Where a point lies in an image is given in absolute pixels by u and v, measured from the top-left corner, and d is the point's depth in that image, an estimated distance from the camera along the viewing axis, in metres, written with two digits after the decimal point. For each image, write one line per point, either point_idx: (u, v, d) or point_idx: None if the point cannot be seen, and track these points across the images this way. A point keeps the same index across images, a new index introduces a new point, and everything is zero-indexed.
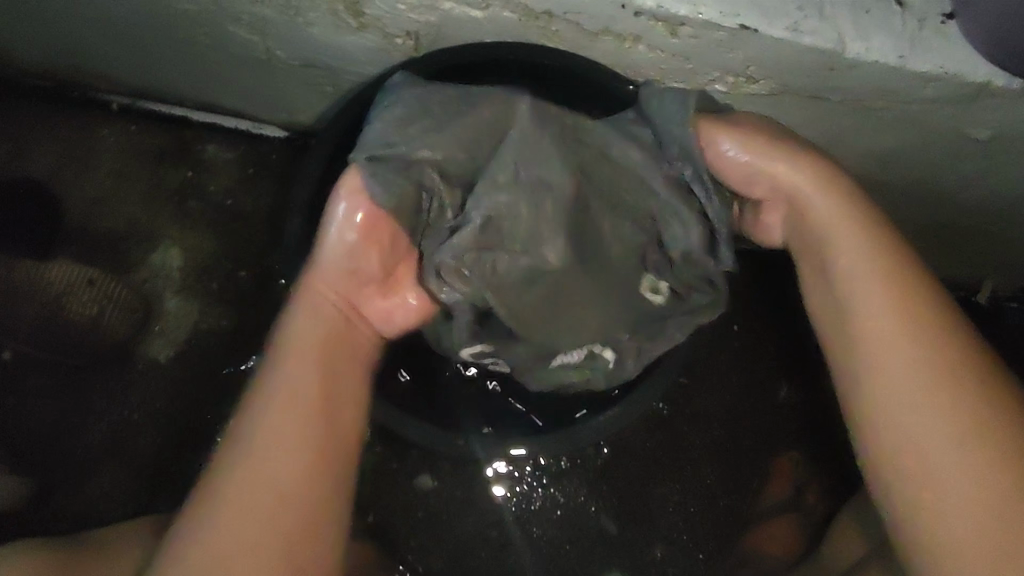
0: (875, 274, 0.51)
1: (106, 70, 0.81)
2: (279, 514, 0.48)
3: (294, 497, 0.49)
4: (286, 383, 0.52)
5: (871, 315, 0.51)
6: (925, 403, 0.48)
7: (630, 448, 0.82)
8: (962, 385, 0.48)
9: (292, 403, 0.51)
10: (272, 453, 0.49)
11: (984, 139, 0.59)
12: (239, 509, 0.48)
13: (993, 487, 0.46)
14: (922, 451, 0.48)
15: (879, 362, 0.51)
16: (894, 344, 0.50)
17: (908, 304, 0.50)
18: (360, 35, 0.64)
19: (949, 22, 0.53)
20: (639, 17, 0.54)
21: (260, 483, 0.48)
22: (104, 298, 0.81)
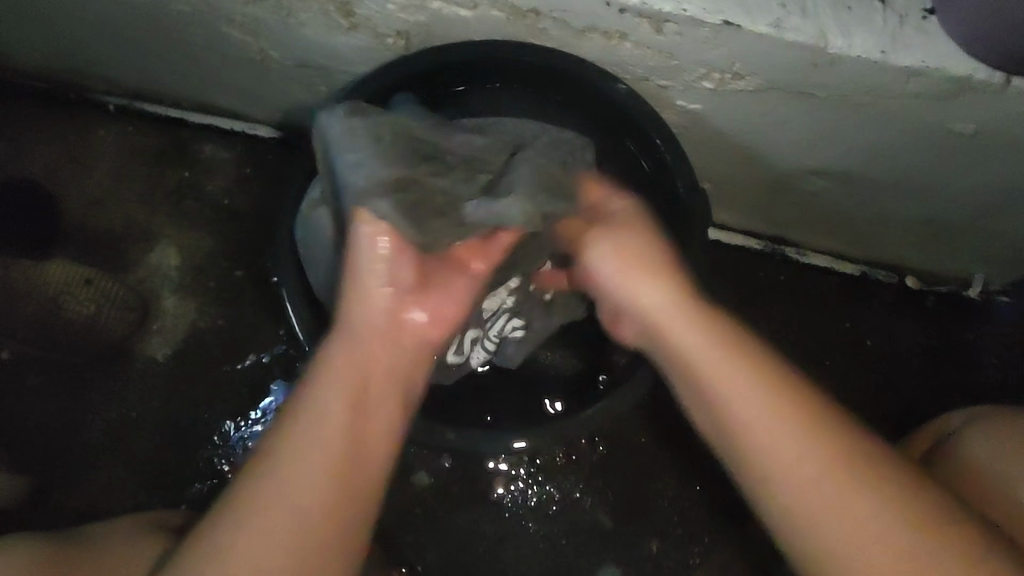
0: (692, 322, 0.53)
1: (103, 71, 0.82)
2: (307, 534, 0.44)
3: (321, 501, 0.45)
4: (334, 402, 0.48)
5: (760, 402, 0.49)
6: (828, 478, 0.45)
7: (623, 442, 0.83)
8: (814, 409, 0.48)
9: (323, 406, 0.48)
10: (314, 462, 0.45)
11: (968, 133, 0.60)
12: (269, 508, 0.44)
13: (886, 506, 0.44)
14: (809, 487, 0.46)
15: (776, 437, 0.47)
16: (784, 416, 0.48)
17: (799, 406, 0.48)
18: (351, 35, 0.65)
19: (930, 18, 0.54)
20: (624, 15, 0.55)
21: (292, 479, 0.45)
22: (103, 298, 0.82)
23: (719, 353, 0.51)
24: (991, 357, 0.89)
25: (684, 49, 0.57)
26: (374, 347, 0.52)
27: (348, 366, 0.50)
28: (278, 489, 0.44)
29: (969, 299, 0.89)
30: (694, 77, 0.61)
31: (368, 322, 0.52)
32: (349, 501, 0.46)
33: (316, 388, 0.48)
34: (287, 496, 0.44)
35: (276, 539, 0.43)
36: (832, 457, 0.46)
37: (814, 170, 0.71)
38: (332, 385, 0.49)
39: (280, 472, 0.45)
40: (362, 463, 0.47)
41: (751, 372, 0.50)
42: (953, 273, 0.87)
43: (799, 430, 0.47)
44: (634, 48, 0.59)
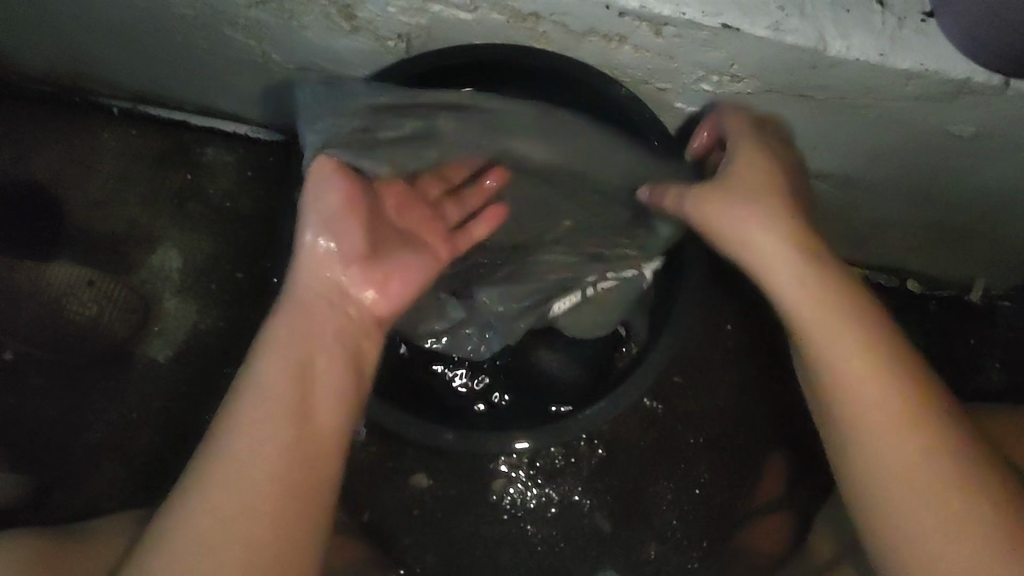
0: (807, 280, 0.53)
1: (107, 74, 0.83)
2: (247, 506, 0.43)
3: (279, 491, 0.44)
4: (271, 385, 0.47)
5: (862, 381, 0.50)
6: (910, 450, 0.48)
7: (624, 445, 0.82)
8: (896, 376, 0.49)
9: (270, 397, 0.47)
10: (246, 444, 0.45)
11: (967, 136, 0.60)
12: (220, 511, 0.43)
13: (952, 481, 0.47)
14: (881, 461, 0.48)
15: (880, 424, 0.49)
16: (869, 374, 0.50)
17: (888, 372, 0.49)
18: (352, 38, 0.65)
19: (929, 20, 0.54)
20: (623, 17, 0.55)
21: (242, 477, 0.44)
22: (104, 298, 0.83)
23: (829, 316, 0.52)
24: (990, 361, 0.88)
25: (683, 51, 0.57)
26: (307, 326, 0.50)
27: (283, 351, 0.49)
28: (215, 471, 0.44)
29: (971, 303, 0.89)
30: (693, 80, 0.61)
31: (307, 313, 0.51)
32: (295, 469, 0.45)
33: (250, 378, 0.48)
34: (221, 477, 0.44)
35: (232, 511, 0.43)
36: (929, 454, 0.47)
37: (814, 173, 0.71)
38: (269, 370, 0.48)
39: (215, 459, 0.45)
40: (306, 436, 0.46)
41: (862, 352, 0.50)
42: (954, 277, 0.86)
43: (903, 432, 0.48)
44: (633, 51, 0.59)
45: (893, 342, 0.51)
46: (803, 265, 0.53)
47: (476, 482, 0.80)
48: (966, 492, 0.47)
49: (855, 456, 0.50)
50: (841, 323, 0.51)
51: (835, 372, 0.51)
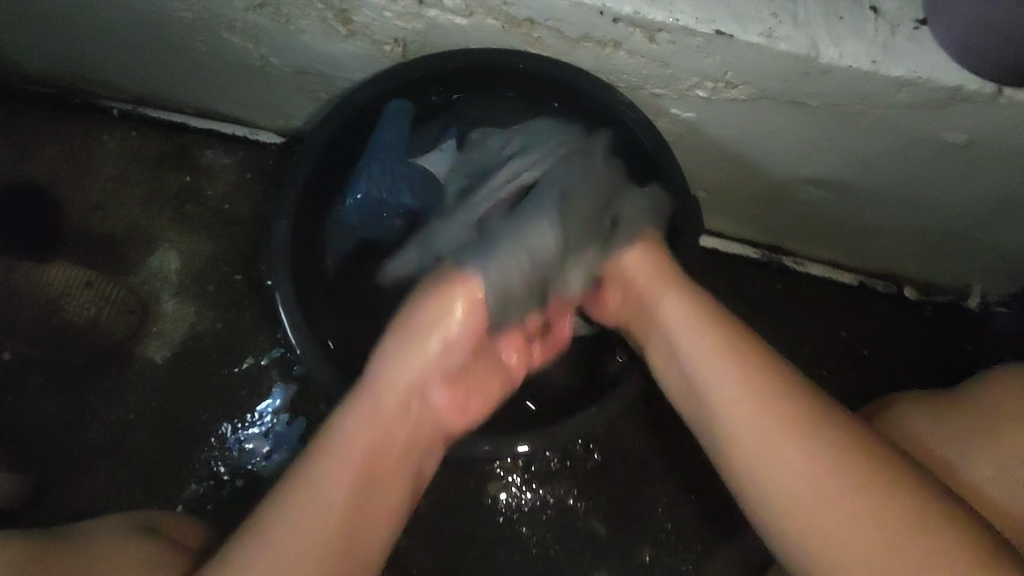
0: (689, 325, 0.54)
1: (107, 76, 0.83)
2: (318, 551, 0.44)
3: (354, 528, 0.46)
4: (379, 427, 0.51)
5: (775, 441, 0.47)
6: (806, 464, 0.45)
7: (619, 449, 0.83)
8: (781, 398, 0.48)
9: (375, 446, 0.50)
10: (336, 486, 0.47)
11: (961, 143, 0.60)
12: (310, 524, 0.45)
13: (848, 485, 0.44)
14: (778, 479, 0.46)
15: (784, 467, 0.46)
16: (753, 402, 0.49)
17: (766, 392, 0.49)
18: (349, 42, 0.65)
19: (921, 28, 0.54)
20: (617, 24, 0.55)
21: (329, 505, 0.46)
22: (102, 299, 0.83)
23: (706, 356, 0.52)
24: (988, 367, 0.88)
25: (677, 58, 0.57)
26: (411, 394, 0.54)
27: (382, 407, 0.52)
28: (299, 501, 0.46)
29: (968, 310, 0.90)
30: (687, 86, 0.61)
31: (410, 379, 0.54)
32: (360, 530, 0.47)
33: (346, 418, 0.51)
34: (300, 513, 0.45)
35: (309, 526, 0.45)
36: (860, 492, 0.44)
37: (810, 179, 0.71)
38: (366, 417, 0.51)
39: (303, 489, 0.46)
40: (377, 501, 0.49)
41: (763, 393, 0.49)
42: (950, 282, 0.87)
43: (818, 468, 0.45)
44: (627, 57, 0.59)
45: (794, 385, 0.49)
46: (682, 304, 0.56)
47: (473, 484, 0.81)
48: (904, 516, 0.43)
49: (745, 473, 0.48)
50: (728, 380, 0.50)
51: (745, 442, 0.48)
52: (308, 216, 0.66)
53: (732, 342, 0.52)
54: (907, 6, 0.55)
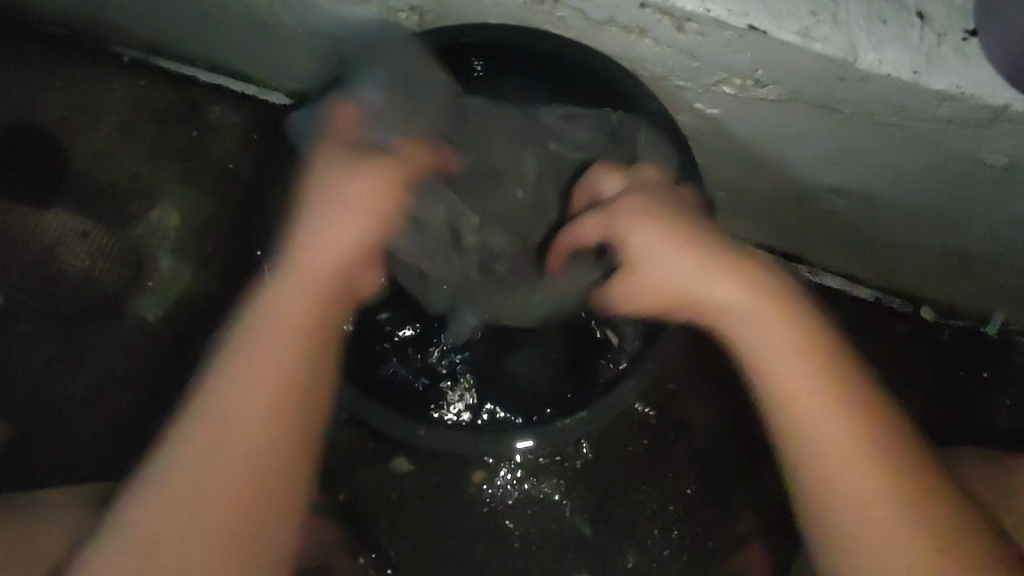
0: (757, 312, 0.49)
1: (118, 23, 0.80)
2: (227, 509, 0.43)
3: (234, 510, 0.43)
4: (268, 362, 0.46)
5: (843, 465, 0.46)
6: (881, 491, 0.45)
7: (610, 447, 0.81)
8: (842, 411, 0.46)
9: (239, 406, 0.45)
10: (230, 419, 0.44)
11: (1000, 165, 0.56)
12: (174, 511, 0.42)
13: (881, 511, 0.45)
14: (829, 487, 0.46)
15: (856, 507, 0.45)
16: (819, 409, 0.47)
17: (838, 389, 0.47)
18: (364, 8, 0.62)
19: (971, 40, 0.50)
20: (645, 9, 0.52)
21: (193, 499, 0.42)
22: (97, 251, 0.83)
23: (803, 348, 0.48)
24: (1001, 399, 0.85)
25: (705, 51, 0.54)
26: (308, 294, 0.49)
27: (247, 377, 0.45)
28: (177, 445, 0.44)
29: (985, 336, 0.86)
30: (714, 81, 0.58)
31: (311, 266, 0.49)
32: (272, 468, 0.44)
33: (219, 365, 0.46)
34: (183, 477, 0.43)
35: (178, 523, 0.42)
36: (875, 502, 0.45)
37: (833, 188, 0.68)
38: (247, 336, 0.47)
39: (177, 460, 0.43)
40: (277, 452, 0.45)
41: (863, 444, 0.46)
42: (972, 307, 0.83)
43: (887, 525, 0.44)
44: (653, 45, 0.56)
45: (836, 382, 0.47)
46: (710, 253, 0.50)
47: (458, 473, 0.79)
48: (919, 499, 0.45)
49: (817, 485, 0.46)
50: (839, 412, 0.46)
51: (839, 489, 0.46)
52: None
53: (832, 382, 0.47)
54: (957, 14, 0.50)
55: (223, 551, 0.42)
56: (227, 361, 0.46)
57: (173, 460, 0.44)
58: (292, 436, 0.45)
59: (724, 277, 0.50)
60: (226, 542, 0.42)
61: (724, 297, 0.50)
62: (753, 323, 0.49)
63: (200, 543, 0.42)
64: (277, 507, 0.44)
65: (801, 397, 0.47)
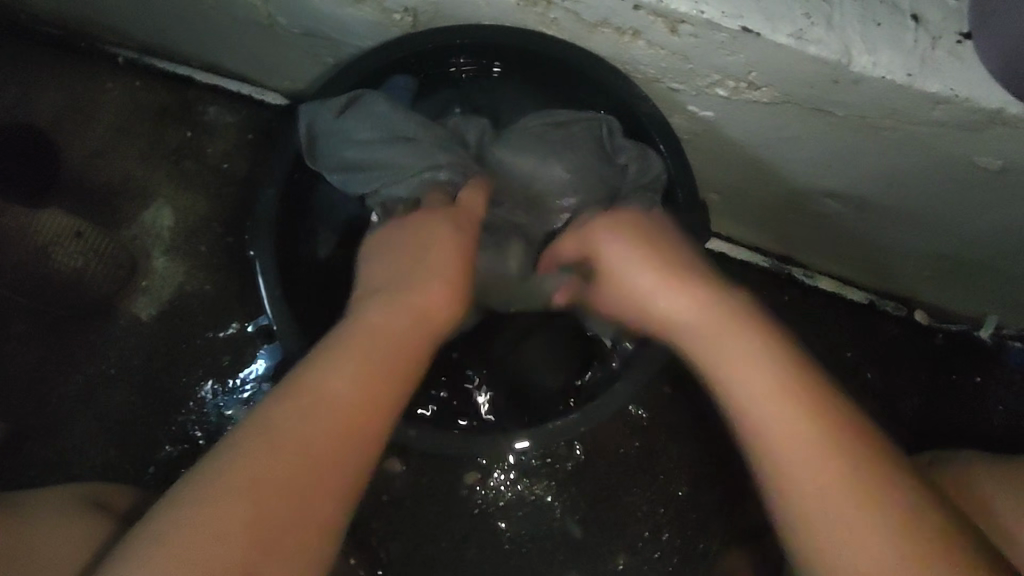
0: (717, 325, 0.48)
1: (113, 22, 0.80)
2: (293, 497, 0.39)
3: (299, 500, 0.40)
4: (362, 355, 0.45)
5: (819, 479, 0.42)
6: (858, 502, 0.41)
7: (603, 449, 0.81)
8: (814, 416, 0.43)
9: (332, 393, 0.43)
10: (319, 404, 0.42)
11: (994, 169, 0.56)
12: (236, 486, 0.39)
13: (861, 529, 0.41)
14: (813, 505, 0.42)
15: (845, 523, 0.41)
16: (794, 418, 0.43)
17: (804, 392, 0.44)
18: (358, 8, 0.62)
19: (965, 43, 0.50)
20: (638, 11, 0.52)
21: (265, 480, 0.39)
22: (91, 251, 0.80)
23: (756, 354, 0.46)
24: (995, 402, 0.85)
25: (699, 53, 0.54)
26: (411, 310, 0.49)
27: (351, 367, 0.44)
28: (244, 458, 0.40)
29: (981, 340, 0.86)
30: (708, 83, 0.57)
31: (417, 285, 0.50)
32: (346, 464, 0.42)
33: (324, 354, 0.45)
34: (257, 454, 0.40)
35: (240, 500, 0.38)
36: (861, 515, 0.41)
37: (827, 191, 0.67)
38: (375, 342, 0.46)
39: (256, 436, 0.41)
40: (355, 449, 0.42)
41: (831, 451, 0.42)
42: (968, 311, 0.83)
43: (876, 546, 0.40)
44: (647, 47, 0.56)
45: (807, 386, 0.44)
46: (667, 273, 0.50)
47: (450, 474, 0.79)
48: (900, 521, 0.40)
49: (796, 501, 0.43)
50: (794, 416, 0.43)
51: (823, 509, 0.42)
52: (296, 189, 0.64)
53: (801, 385, 0.44)
54: (952, 17, 0.50)
55: (275, 539, 0.38)
56: (326, 351, 0.45)
57: (253, 435, 0.41)
58: (372, 436, 0.43)
59: (675, 292, 0.50)
60: (280, 531, 0.39)
61: (678, 314, 0.49)
62: (723, 334, 0.47)
63: (255, 526, 0.38)
64: (340, 508, 0.41)
65: (772, 411, 0.44)
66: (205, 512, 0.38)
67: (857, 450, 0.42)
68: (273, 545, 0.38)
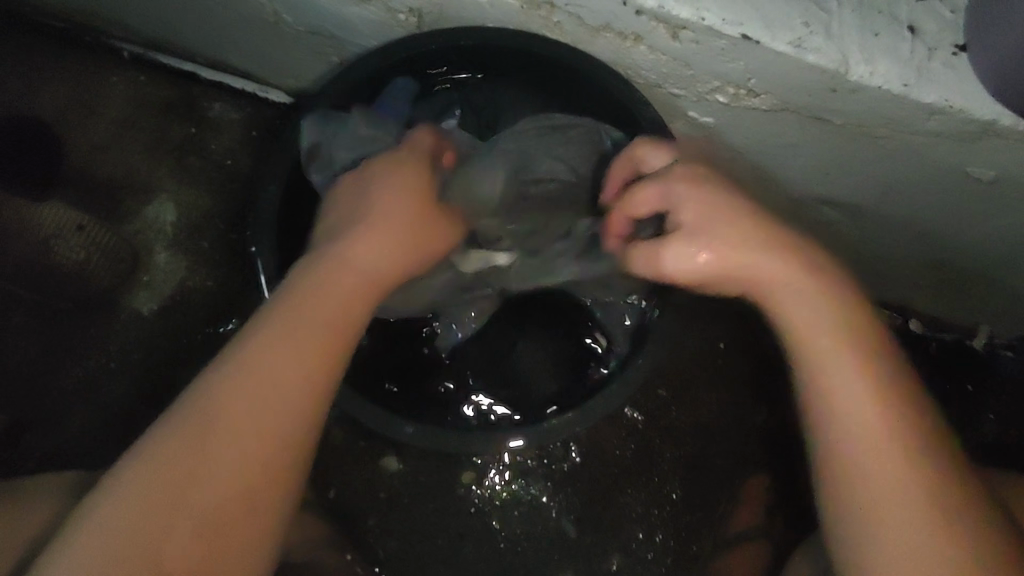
0: (802, 290, 0.48)
1: (118, 17, 0.81)
2: (231, 471, 0.40)
3: (237, 478, 0.41)
4: (300, 323, 0.45)
5: (886, 454, 0.44)
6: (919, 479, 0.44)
7: (599, 451, 0.81)
8: (895, 395, 0.45)
9: (265, 365, 0.43)
10: (254, 377, 0.42)
11: (988, 179, 0.57)
12: (172, 467, 0.40)
13: (919, 502, 0.43)
14: (877, 475, 0.44)
15: (896, 497, 0.43)
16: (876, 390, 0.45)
17: (890, 371, 0.46)
18: (363, 8, 0.63)
19: (961, 55, 0.51)
20: (640, 17, 0.52)
21: (202, 461, 0.40)
22: (92, 244, 0.82)
23: (835, 321, 0.47)
24: (986, 412, 0.85)
25: (700, 59, 0.55)
26: (348, 277, 0.49)
27: (286, 336, 0.44)
28: (177, 436, 0.41)
29: (973, 349, 0.86)
30: (708, 89, 0.58)
31: (354, 250, 0.50)
32: (285, 435, 0.42)
33: (255, 323, 0.45)
34: (192, 433, 0.41)
35: (175, 482, 0.40)
36: (920, 488, 0.43)
37: (824, 198, 0.68)
38: (307, 306, 0.46)
39: (190, 415, 0.42)
40: (291, 418, 0.43)
41: (906, 428, 0.44)
42: (961, 319, 0.83)
43: (929, 518, 0.43)
44: (649, 52, 0.57)
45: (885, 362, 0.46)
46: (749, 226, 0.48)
47: (446, 472, 0.79)
48: (954, 498, 0.43)
49: (853, 466, 0.45)
50: (868, 391, 0.45)
51: (875, 478, 0.44)
52: (298, 186, 0.64)
53: (883, 361, 0.46)
54: (947, 29, 0.51)
55: (212, 519, 0.40)
56: (261, 319, 0.45)
57: (186, 414, 0.42)
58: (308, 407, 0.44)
59: (747, 244, 0.48)
60: (218, 508, 0.40)
61: (774, 270, 0.48)
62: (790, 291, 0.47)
63: (193, 506, 0.39)
64: (283, 481, 0.42)
65: (848, 382, 0.45)
66: (140, 495, 0.39)
67: (925, 441, 0.44)
68: (213, 523, 0.40)
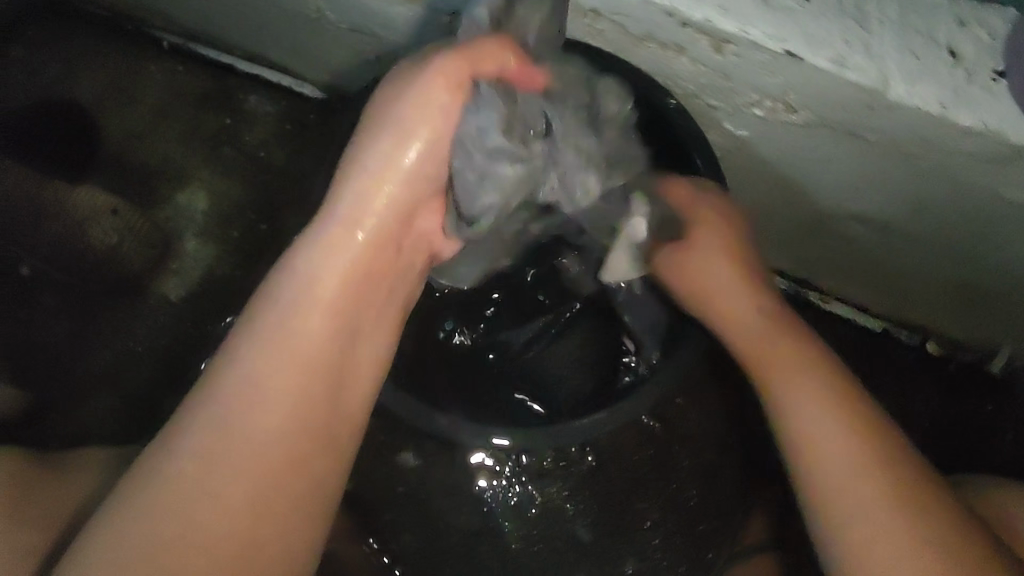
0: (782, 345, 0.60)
1: (161, 8, 0.83)
2: (271, 434, 0.46)
3: (277, 438, 0.46)
4: (309, 294, 0.50)
5: (842, 467, 0.53)
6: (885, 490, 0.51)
7: (618, 456, 0.79)
8: (849, 418, 0.55)
9: (283, 342, 0.48)
10: (271, 355, 0.47)
11: (1019, 203, 0.58)
12: (213, 445, 0.45)
13: (887, 510, 0.51)
14: (843, 488, 0.52)
15: (857, 497, 0.52)
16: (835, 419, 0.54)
17: (845, 399, 0.56)
18: (408, 8, 0.64)
19: (999, 80, 0.52)
20: (684, 28, 0.53)
21: (240, 435, 0.45)
22: (126, 229, 0.85)
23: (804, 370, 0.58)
24: (1001, 434, 0.86)
25: (741, 72, 0.56)
26: (355, 249, 0.53)
27: (296, 312, 0.49)
28: (208, 419, 0.45)
29: (991, 372, 0.87)
30: (746, 102, 0.59)
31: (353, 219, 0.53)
32: (310, 398, 0.48)
33: (265, 306, 0.49)
34: (224, 417, 0.45)
35: (219, 456, 0.44)
36: (889, 500, 0.51)
37: (852, 214, 0.69)
38: (313, 283, 0.50)
39: (220, 397, 0.46)
40: (313, 380, 0.48)
41: (868, 451, 0.53)
42: (980, 342, 0.84)
43: (891, 511, 0.50)
44: (689, 63, 0.58)
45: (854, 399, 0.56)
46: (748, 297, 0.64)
47: None
48: (912, 500, 0.51)
49: (813, 467, 0.54)
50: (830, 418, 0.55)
51: (830, 472, 0.53)
52: None
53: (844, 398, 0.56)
54: (987, 53, 0.52)
55: (266, 476, 0.45)
56: (271, 300, 0.49)
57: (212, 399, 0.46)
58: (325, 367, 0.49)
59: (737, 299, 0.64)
60: (266, 468, 0.45)
61: (749, 323, 0.63)
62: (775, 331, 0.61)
63: (242, 469, 0.44)
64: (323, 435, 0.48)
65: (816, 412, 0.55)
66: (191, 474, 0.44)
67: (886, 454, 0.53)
68: (267, 477, 0.45)
